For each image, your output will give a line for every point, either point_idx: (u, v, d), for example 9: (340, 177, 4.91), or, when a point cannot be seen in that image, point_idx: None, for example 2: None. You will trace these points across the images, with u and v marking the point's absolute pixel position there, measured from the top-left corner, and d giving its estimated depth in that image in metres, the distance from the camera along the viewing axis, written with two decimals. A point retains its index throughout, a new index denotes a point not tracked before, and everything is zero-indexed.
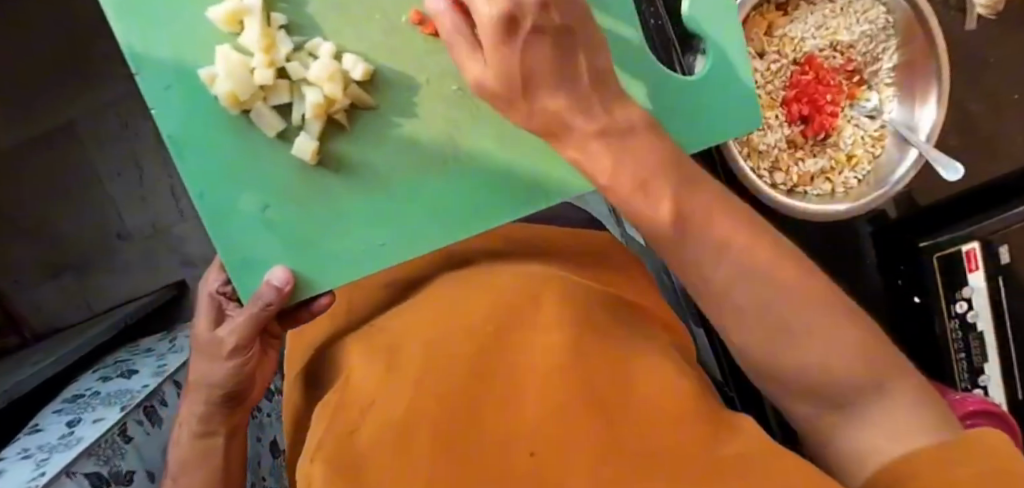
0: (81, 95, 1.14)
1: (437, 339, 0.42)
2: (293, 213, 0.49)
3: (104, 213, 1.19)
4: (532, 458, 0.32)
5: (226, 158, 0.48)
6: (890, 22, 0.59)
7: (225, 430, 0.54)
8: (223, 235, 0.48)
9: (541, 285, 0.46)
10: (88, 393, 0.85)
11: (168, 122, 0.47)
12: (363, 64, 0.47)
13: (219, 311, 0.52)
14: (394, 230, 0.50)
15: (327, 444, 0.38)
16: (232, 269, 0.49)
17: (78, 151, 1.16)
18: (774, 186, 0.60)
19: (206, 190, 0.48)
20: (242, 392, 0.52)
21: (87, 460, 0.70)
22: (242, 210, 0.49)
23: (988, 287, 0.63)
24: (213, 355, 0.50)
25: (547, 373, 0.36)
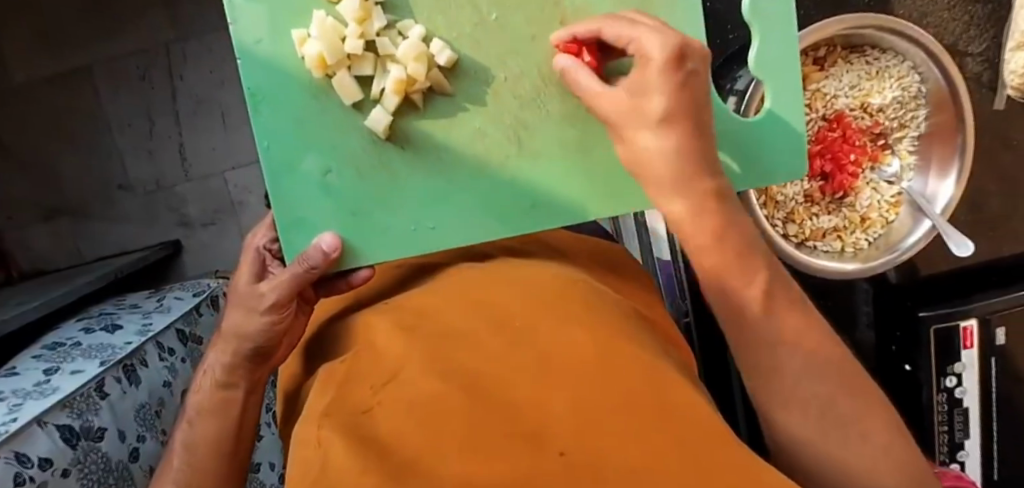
0: (103, 42, 1.12)
1: (461, 327, 0.40)
2: (354, 181, 0.48)
3: (109, 162, 1.18)
4: (561, 458, 0.28)
5: (298, 119, 0.47)
6: (922, 91, 0.61)
7: (247, 385, 0.46)
8: (283, 193, 0.48)
9: (567, 285, 0.44)
10: (69, 342, 0.83)
11: (252, 74, 0.46)
12: (449, 51, 0.46)
13: (262, 269, 0.47)
14: (447, 214, 0.49)
15: (337, 414, 0.36)
16: (287, 232, 0.48)
17: (93, 97, 1.15)
18: (787, 236, 0.61)
19: (274, 146, 0.48)
20: (270, 350, 0.45)
21: (60, 412, 0.68)
22: (304, 173, 0.48)
23: (979, 365, 0.65)
24: (250, 309, 0.44)
25: (581, 374, 0.33)
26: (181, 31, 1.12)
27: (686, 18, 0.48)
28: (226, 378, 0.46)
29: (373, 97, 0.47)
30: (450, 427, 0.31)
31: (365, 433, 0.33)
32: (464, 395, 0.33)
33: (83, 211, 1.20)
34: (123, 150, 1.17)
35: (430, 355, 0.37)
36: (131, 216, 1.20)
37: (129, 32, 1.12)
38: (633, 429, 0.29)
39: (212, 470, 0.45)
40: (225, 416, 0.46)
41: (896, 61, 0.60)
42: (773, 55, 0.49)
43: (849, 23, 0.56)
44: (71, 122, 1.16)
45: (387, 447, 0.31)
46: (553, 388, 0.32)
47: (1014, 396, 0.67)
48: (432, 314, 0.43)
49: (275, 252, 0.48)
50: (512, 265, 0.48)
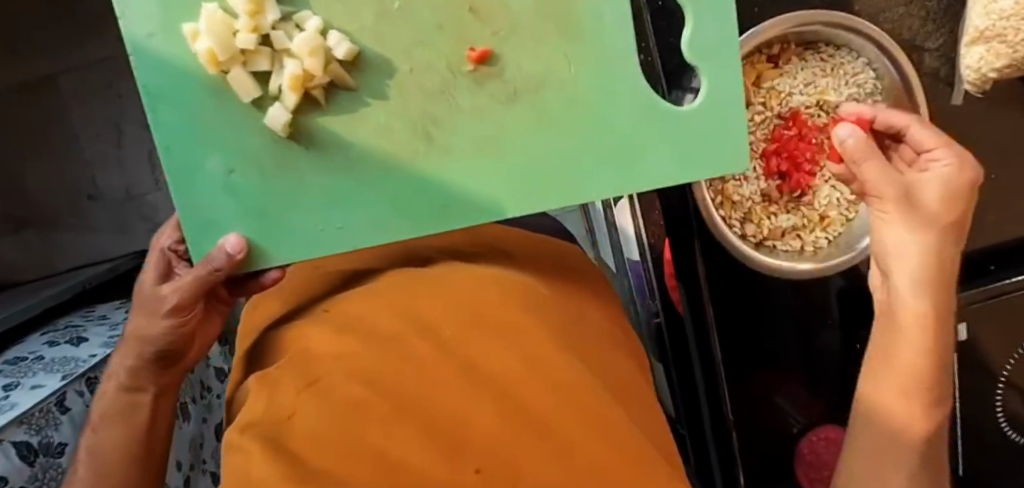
0: (68, 50, 1.11)
1: (399, 329, 0.39)
2: (256, 180, 0.45)
3: (77, 171, 1.16)
4: (476, 475, 0.31)
5: (195, 117, 0.44)
6: (879, 87, 0.60)
7: (156, 388, 0.47)
8: (185, 192, 0.44)
9: (513, 286, 0.43)
10: (31, 357, 0.82)
11: (144, 70, 0.43)
12: (348, 44, 0.43)
13: (167, 270, 0.46)
14: (361, 214, 0.45)
15: (260, 422, 0.34)
16: (191, 236, 0.45)
17: (59, 106, 1.14)
18: (744, 236, 0.61)
19: (173, 147, 0.44)
20: (177, 353, 0.46)
21: (17, 428, 0.67)
22: (206, 171, 0.44)
23: None
24: (149, 313, 0.44)
25: (504, 390, 0.34)
26: None
27: (605, 5, 0.45)
28: (132, 382, 0.46)
29: (269, 95, 0.43)
30: (375, 439, 0.32)
31: (281, 439, 0.32)
32: (386, 401, 0.33)
33: (52, 222, 1.19)
34: (92, 159, 1.16)
35: (360, 360, 0.36)
36: (102, 225, 1.19)
37: (93, 40, 1.11)
38: (554, 459, 0.32)
39: (122, 475, 0.45)
40: (136, 422, 0.46)
41: (851, 58, 0.60)
42: (706, 42, 0.44)
43: (797, 20, 0.56)
44: (38, 132, 1.15)
45: (303, 454, 0.31)
46: (477, 403, 0.33)
47: (978, 392, 0.66)
48: (368, 320, 0.41)
49: (183, 253, 0.47)
50: (455, 267, 0.47)
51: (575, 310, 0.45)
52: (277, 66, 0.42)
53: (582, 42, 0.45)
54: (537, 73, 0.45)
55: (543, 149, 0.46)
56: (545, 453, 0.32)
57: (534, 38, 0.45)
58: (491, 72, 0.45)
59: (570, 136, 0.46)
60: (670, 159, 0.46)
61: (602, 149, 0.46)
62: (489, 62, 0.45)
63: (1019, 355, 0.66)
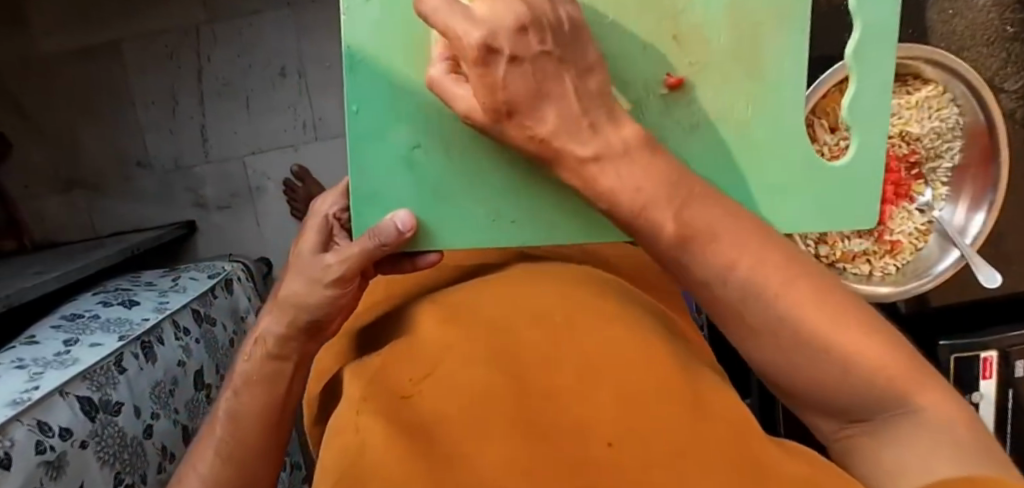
0: (134, 18, 1.13)
1: (502, 320, 0.41)
2: (443, 162, 0.37)
3: (129, 138, 1.18)
4: (611, 446, 0.29)
5: (398, 82, 0.36)
6: (959, 124, 0.61)
7: (298, 358, 0.44)
8: (360, 163, 0.37)
9: (600, 290, 0.45)
10: (87, 315, 0.83)
11: (355, 25, 0.35)
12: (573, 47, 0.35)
13: (327, 237, 0.44)
14: (543, 217, 0.38)
15: (377, 402, 0.36)
16: (358, 208, 0.38)
17: (119, 73, 1.15)
18: (819, 257, 0.62)
19: (364, 112, 0.36)
20: (325, 323, 0.43)
21: (80, 383, 0.67)
22: (392, 142, 0.37)
23: (998, 396, 0.66)
24: (312, 279, 0.41)
25: (612, 372, 0.34)
26: (212, 13, 1.13)
27: (796, 55, 0.37)
28: (279, 350, 0.43)
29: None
30: (492, 413, 0.32)
31: (409, 417, 0.34)
32: (506, 384, 0.34)
33: (101, 187, 1.20)
34: (145, 127, 1.17)
35: (467, 349, 0.38)
36: (147, 193, 1.20)
37: (160, 11, 1.12)
38: (679, 421, 0.30)
39: (257, 446, 0.44)
40: (274, 391, 0.44)
41: (936, 92, 0.61)
42: (868, 107, 0.38)
43: (911, 51, 0.57)
44: (95, 95, 1.16)
45: (432, 429, 0.32)
46: (595, 385, 0.33)
47: None
48: (473, 310, 0.43)
49: (343, 221, 0.45)
50: (553, 269, 0.49)
51: (645, 304, 0.47)
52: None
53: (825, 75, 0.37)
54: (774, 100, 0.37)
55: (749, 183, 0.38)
56: (667, 416, 0.31)
57: (782, 68, 0.37)
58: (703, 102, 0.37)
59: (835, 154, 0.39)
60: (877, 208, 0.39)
61: (809, 190, 0.38)
62: (683, 91, 0.36)
63: None
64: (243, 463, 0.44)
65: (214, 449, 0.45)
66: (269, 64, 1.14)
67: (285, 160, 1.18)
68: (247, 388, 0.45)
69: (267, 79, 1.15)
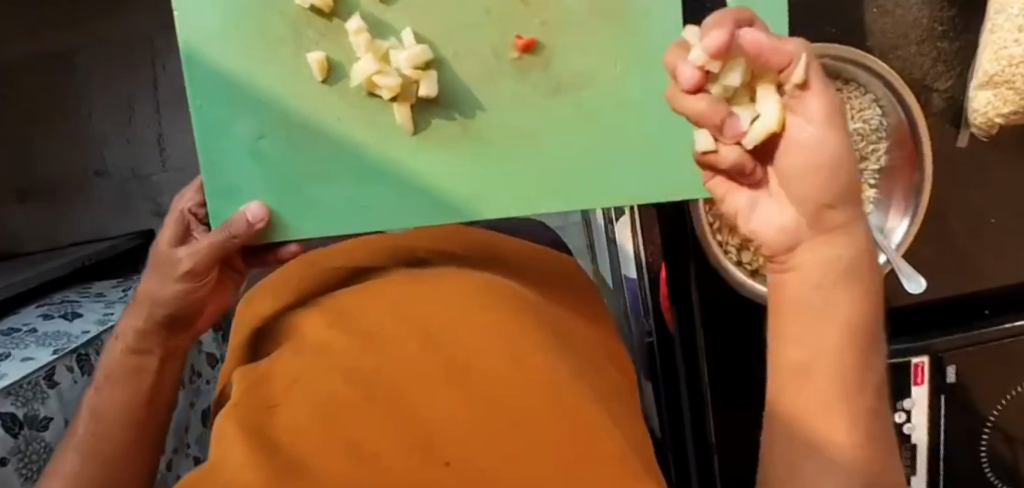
0: (86, 26, 1.12)
1: (388, 336, 0.37)
2: (290, 149, 0.42)
3: (86, 147, 1.17)
4: (446, 467, 0.29)
5: (236, 76, 0.41)
6: (883, 124, 0.60)
7: (162, 352, 0.46)
8: (208, 153, 0.41)
9: (496, 292, 0.42)
10: (25, 329, 0.82)
11: (192, 25, 0.41)
12: (418, 52, 0.41)
13: (184, 233, 0.44)
14: (383, 192, 0.42)
15: (241, 405, 0.34)
16: (214, 201, 0.41)
17: (75, 83, 1.15)
18: (739, 264, 0.61)
19: (208, 105, 0.41)
20: (185, 319, 0.45)
21: (4, 399, 0.67)
22: (238, 133, 0.41)
23: (930, 401, 0.65)
24: (165, 274, 0.42)
25: (479, 394, 0.33)
26: (166, 21, 1.12)
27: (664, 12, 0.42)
28: (138, 344, 0.45)
29: (362, 92, 0.41)
30: (345, 426, 0.31)
31: (263, 428, 0.31)
32: (363, 402, 0.32)
33: (59, 196, 1.19)
34: (102, 135, 1.17)
35: (335, 356, 0.36)
36: (106, 203, 1.20)
37: (114, 20, 1.12)
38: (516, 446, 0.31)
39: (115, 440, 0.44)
40: (138, 384, 0.46)
41: (859, 93, 0.60)
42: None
43: (833, 50, 0.55)
44: (52, 105, 1.16)
45: (280, 438, 0.30)
46: (453, 403, 0.32)
47: (962, 439, 0.67)
48: (356, 313, 0.40)
49: (201, 217, 0.44)
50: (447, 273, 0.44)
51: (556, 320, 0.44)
52: (322, 32, 0.41)
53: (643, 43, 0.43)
54: (586, 67, 0.43)
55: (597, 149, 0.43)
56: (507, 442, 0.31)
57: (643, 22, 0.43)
58: (535, 63, 0.42)
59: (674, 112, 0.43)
60: None
61: (639, 156, 0.43)
62: (534, 52, 0.42)
63: (1005, 404, 0.66)
64: (104, 455, 0.43)
65: (77, 446, 0.44)
66: None
67: None
68: (112, 383, 0.45)
69: None
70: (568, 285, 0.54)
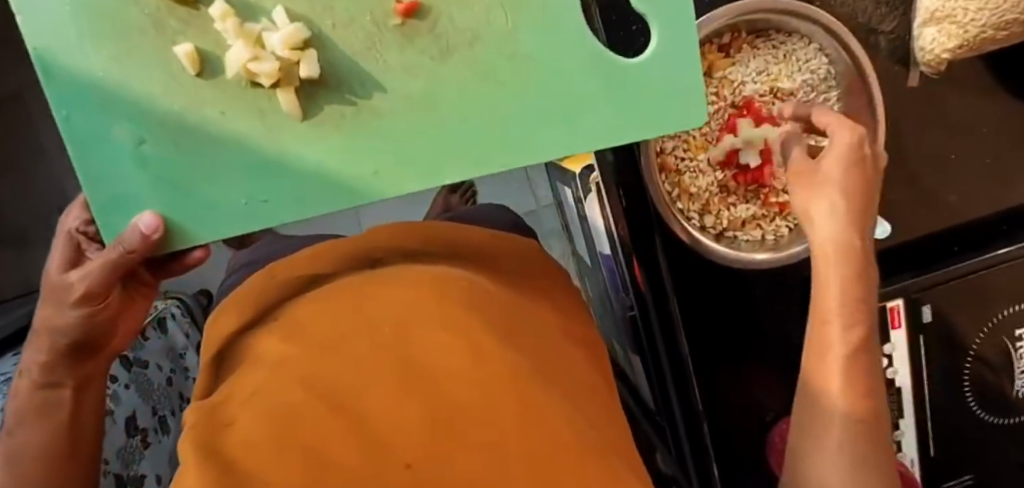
0: (30, 66, 1.10)
1: (343, 338, 0.36)
2: (173, 150, 0.42)
3: (48, 188, 1.15)
4: (408, 470, 0.30)
5: (97, 83, 0.41)
6: (832, 72, 0.60)
7: (75, 382, 0.44)
8: (89, 163, 0.41)
9: (445, 281, 0.41)
10: (3, 378, 0.81)
11: (39, 31, 0.40)
12: (291, 32, 0.41)
13: (76, 254, 0.41)
14: (281, 185, 0.43)
15: (196, 426, 0.32)
16: (103, 214, 0.42)
17: (28, 124, 1.13)
18: (703, 228, 0.61)
19: (77, 115, 0.41)
20: (91, 345, 0.42)
21: None
22: (115, 139, 0.42)
23: (910, 343, 0.66)
24: (58, 301, 0.38)
25: (434, 390, 0.33)
26: None
27: None
28: (45, 378, 0.42)
29: (244, 81, 0.42)
30: (300, 436, 0.30)
31: (212, 444, 0.30)
32: (324, 408, 0.31)
33: (25, 241, 1.17)
34: (62, 174, 1.15)
35: (293, 363, 0.35)
36: None
37: None
38: (473, 449, 0.31)
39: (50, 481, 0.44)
40: (53, 421, 0.44)
41: (803, 44, 0.59)
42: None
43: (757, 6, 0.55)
44: (6, 150, 1.14)
45: (228, 454, 0.29)
46: (407, 403, 0.32)
47: (947, 375, 0.67)
48: (310, 319, 0.40)
49: (92, 235, 0.43)
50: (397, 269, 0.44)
51: (514, 306, 0.44)
52: (189, 22, 0.41)
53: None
54: (472, 32, 0.45)
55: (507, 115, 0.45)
56: (461, 444, 0.31)
57: None
58: (419, 26, 0.44)
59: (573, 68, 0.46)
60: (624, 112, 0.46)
61: (546, 115, 0.46)
62: (416, 16, 0.44)
63: (985, 335, 0.66)
64: None
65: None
66: None
67: None
68: (29, 422, 0.43)
69: None
70: (534, 270, 0.54)
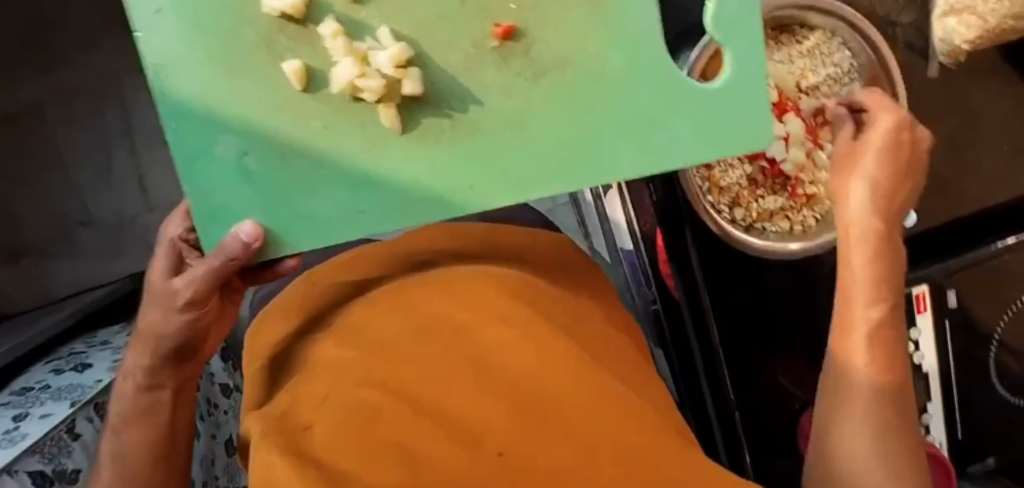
0: (49, 79, 1.12)
1: (424, 341, 0.37)
2: (275, 163, 0.44)
3: (69, 198, 1.17)
4: (500, 458, 0.30)
5: (205, 101, 0.43)
6: (855, 65, 0.61)
7: (175, 383, 0.45)
8: (194, 178, 0.43)
9: (516, 284, 0.43)
10: (38, 386, 0.82)
11: (157, 51, 0.42)
12: (397, 49, 0.43)
13: (178, 261, 0.44)
14: (378, 198, 0.45)
15: (277, 434, 0.33)
16: (204, 223, 0.43)
17: (48, 136, 1.14)
18: (734, 221, 0.62)
19: (184, 129, 0.43)
20: (193, 348, 0.44)
21: (30, 458, 0.68)
22: (219, 154, 0.43)
23: (936, 327, 0.67)
24: (165, 307, 0.41)
25: (516, 385, 0.34)
26: (129, 61, 1.12)
27: None
28: (150, 380, 0.44)
29: (347, 96, 0.44)
30: (384, 435, 0.31)
31: (298, 449, 0.32)
32: (402, 404, 0.33)
33: (48, 252, 1.19)
34: (83, 185, 1.16)
35: (360, 367, 0.36)
36: (96, 251, 1.19)
37: (77, 68, 1.11)
38: (553, 438, 0.31)
39: (156, 478, 0.46)
40: (156, 421, 0.45)
41: (826, 39, 0.61)
42: (732, 18, 0.44)
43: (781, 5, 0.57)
44: (27, 162, 1.15)
45: (320, 460, 0.31)
46: (488, 397, 0.33)
47: (971, 359, 0.69)
48: (367, 327, 0.41)
49: (193, 242, 0.44)
50: (447, 272, 0.45)
51: (566, 304, 0.45)
52: (296, 39, 0.43)
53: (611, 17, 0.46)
54: (563, 51, 0.46)
55: (590, 127, 0.46)
56: (546, 432, 0.32)
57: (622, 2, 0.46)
58: (516, 48, 0.45)
59: (658, 79, 0.46)
60: (711, 128, 0.46)
61: (626, 127, 0.46)
62: (513, 37, 0.45)
63: (1006, 320, 0.69)
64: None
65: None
66: None
67: None
68: (131, 424, 0.45)
69: None
70: (575, 267, 0.55)
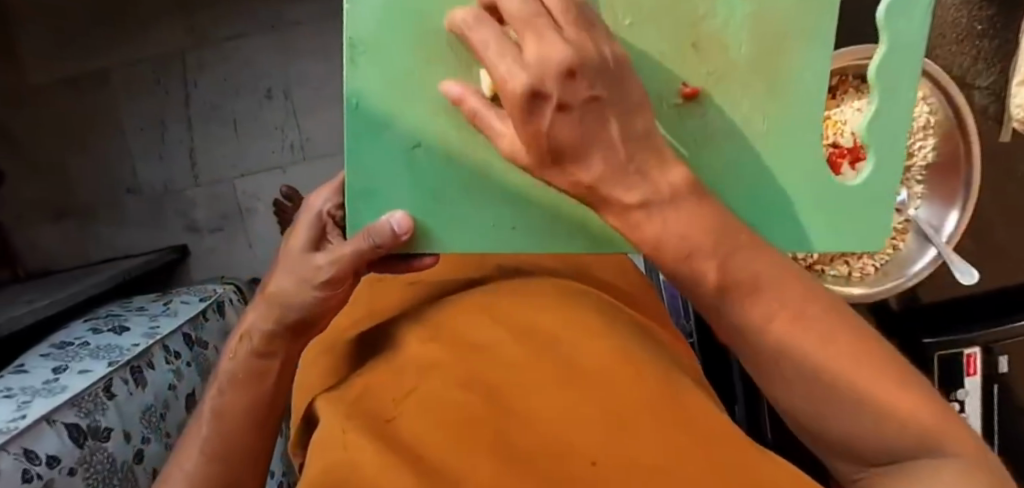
0: (117, 45, 1.14)
1: (513, 355, 0.38)
2: (444, 171, 0.35)
3: (119, 165, 1.19)
4: (594, 467, 0.30)
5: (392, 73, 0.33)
6: (931, 122, 0.62)
7: (284, 356, 0.45)
8: (362, 153, 0.34)
9: (599, 306, 0.44)
10: (77, 342, 0.83)
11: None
12: None
13: (320, 234, 0.46)
14: (545, 231, 0.36)
15: (366, 427, 0.35)
16: (352, 209, 0.36)
17: (108, 102, 1.17)
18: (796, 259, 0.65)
19: (366, 104, 0.33)
20: (312, 324, 0.45)
21: (68, 410, 0.69)
22: (391, 136, 0.34)
23: (983, 390, 0.66)
24: (301, 279, 0.43)
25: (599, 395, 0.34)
26: (196, 37, 1.14)
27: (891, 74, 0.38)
28: (265, 348, 0.44)
29: None
30: (472, 438, 0.32)
31: (390, 439, 0.34)
32: (483, 404, 0.34)
33: (93, 214, 1.21)
34: (135, 153, 1.19)
35: (449, 368, 0.38)
36: (140, 220, 1.21)
37: (146, 40, 1.14)
38: (649, 430, 0.31)
39: (241, 447, 0.43)
40: (257, 393, 0.44)
41: None
42: (884, 125, 0.36)
43: (867, 49, 0.56)
44: (85, 125, 1.18)
45: (418, 455, 0.32)
46: (576, 410, 0.33)
47: None
48: (455, 321, 0.43)
49: (338, 219, 0.47)
50: (538, 283, 0.47)
51: (636, 322, 0.46)
52: None
53: (829, 20, 0.34)
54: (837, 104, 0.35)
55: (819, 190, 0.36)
56: (643, 425, 0.32)
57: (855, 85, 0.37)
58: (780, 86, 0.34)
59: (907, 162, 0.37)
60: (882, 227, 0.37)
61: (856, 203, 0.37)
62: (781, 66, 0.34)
63: None
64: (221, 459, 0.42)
65: (194, 451, 0.43)
66: (255, 87, 1.16)
67: (273, 181, 1.18)
68: (231, 388, 0.44)
69: (255, 100, 1.16)
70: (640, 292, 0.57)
